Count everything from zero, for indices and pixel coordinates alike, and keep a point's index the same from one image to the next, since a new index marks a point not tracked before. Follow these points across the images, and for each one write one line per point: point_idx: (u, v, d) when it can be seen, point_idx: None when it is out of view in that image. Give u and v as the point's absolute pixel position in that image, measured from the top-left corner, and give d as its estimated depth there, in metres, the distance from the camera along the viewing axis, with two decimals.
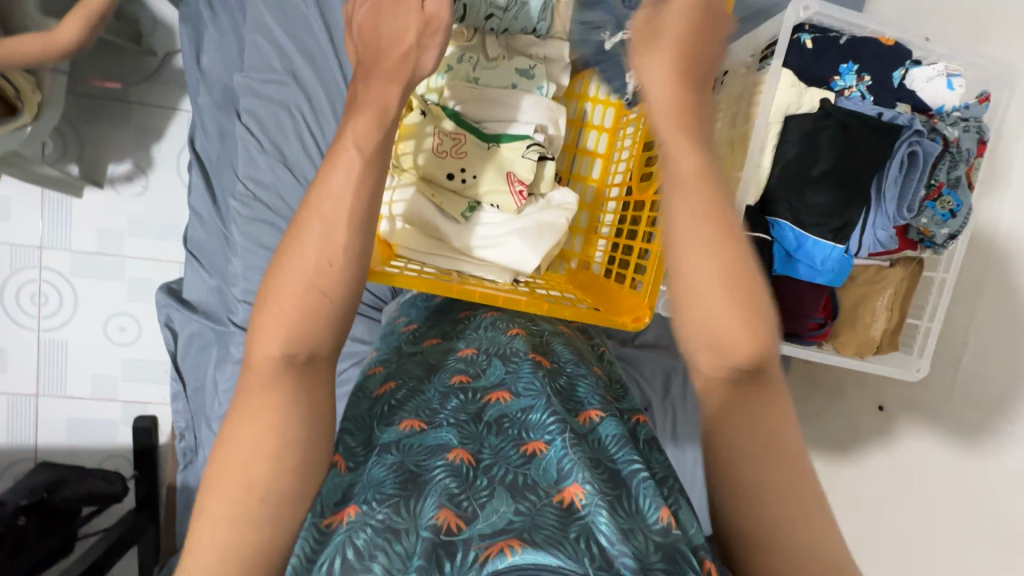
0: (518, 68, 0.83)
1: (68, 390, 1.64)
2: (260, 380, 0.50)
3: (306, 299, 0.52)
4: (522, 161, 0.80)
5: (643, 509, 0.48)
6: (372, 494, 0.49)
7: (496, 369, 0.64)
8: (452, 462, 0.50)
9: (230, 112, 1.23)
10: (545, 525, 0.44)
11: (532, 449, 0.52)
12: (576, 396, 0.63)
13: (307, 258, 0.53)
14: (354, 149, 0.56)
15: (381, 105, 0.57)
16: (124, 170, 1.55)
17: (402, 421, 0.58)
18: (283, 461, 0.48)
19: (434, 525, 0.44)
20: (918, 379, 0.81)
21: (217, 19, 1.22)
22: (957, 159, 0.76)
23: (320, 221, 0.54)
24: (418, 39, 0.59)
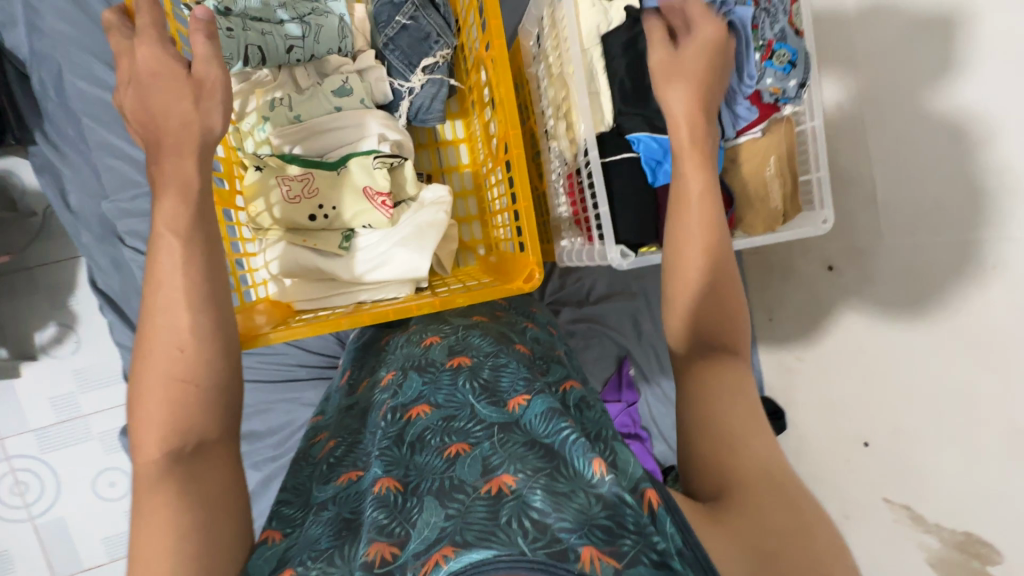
0: (332, 89, 0.78)
1: (82, 563, 1.60)
2: (144, 488, 0.47)
3: (168, 393, 0.49)
4: (375, 174, 0.76)
5: (580, 470, 0.48)
6: (307, 554, 0.48)
7: (412, 384, 0.64)
8: (379, 493, 0.51)
9: (115, 240, 1.21)
10: (475, 519, 0.43)
11: (455, 451, 0.52)
12: (500, 386, 0.61)
13: (158, 353, 0.50)
14: (167, 232, 0.51)
15: (183, 181, 0.51)
16: (51, 334, 1.52)
17: (340, 476, 0.58)
18: (190, 554, 0.45)
19: (366, 562, 0.44)
20: (828, 229, 0.81)
21: (67, 157, 1.19)
22: (774, 13, 0.77)
23: (162, 310, 0.51)
24: (198, 103, 0.52)
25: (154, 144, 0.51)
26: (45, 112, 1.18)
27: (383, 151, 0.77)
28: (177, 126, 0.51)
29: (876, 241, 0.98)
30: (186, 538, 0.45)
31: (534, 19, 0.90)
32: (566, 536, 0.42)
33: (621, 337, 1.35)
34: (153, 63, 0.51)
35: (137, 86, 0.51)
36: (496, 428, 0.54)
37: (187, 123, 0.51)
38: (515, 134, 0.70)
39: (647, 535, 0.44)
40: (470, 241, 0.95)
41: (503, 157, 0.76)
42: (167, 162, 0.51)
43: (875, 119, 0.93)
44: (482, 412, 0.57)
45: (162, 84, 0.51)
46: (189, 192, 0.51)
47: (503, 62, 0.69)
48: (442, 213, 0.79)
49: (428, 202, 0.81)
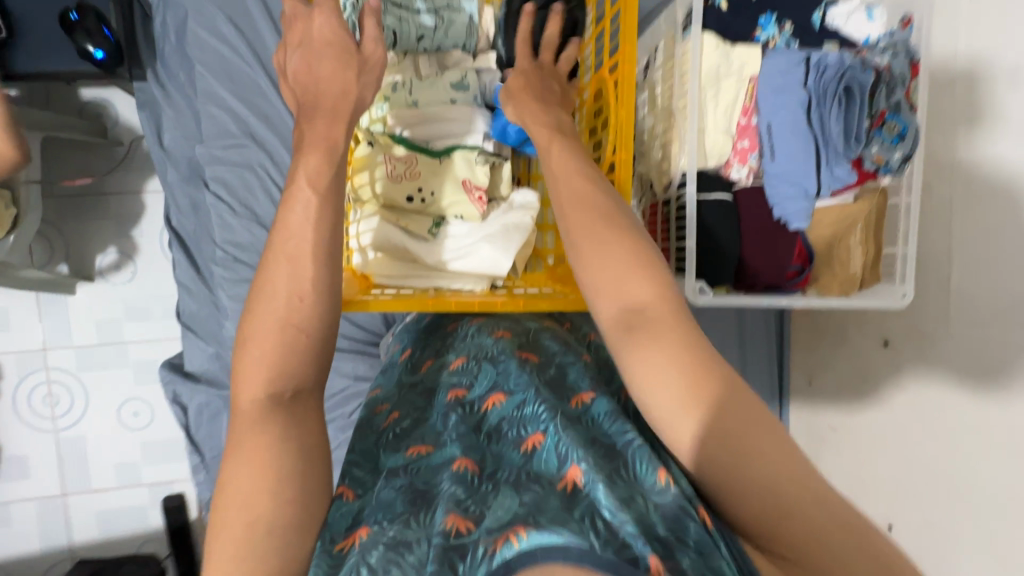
0: (450, 82, 0.81)
1: (93, 483, 1.65)
2: (246, 424, 0.50)
3: (281, 339, 0.52)
4: (476, 170, 0.80)
5: (642, 476, 0.53)
6: (382, 515, 0.51)
7: (485, 373, 0.67)
8: (457, 471, 0.53)
9: (198, 184, 1.26)
10: (548, 507, 0.46)
11: (532, 445, 0.55)
12: (567, 381, 0.65)
13: (277, 298, 0.53)
14: (307, 188, 0.54)
15: (330, 142, 0.55)
16: (111, 259, 1.58)
17: (408, 447, 0.60)
18: (283, 494, 0.48)
19: (444, 530, 0.45)
20: (907, 305, 0.81)
21: (171, 98, 1.26)
22: (892, 85, 0.78)
23: (286, 259, 0.53)
24: (359, 76, 0.56)
25: (309, 107, 0.56)
26: (161, 52, 1.25)
27: (486, 149, 0.81)
28: (336, 93, 0.55)
29: (942, 326, 0.97)
30: (280, 478, 0.49)
31: (648, 48, 0.94)
32: (633, 540, 0.43)
33: None
34: (328, 33, 0.56)
35: (307, 52, 0.55)
36: (559, 413, 0.57)
37: (344, 93, 0.56)
38: (626, 156, 0.72)
39: (709, 555, 0.46)
40: (541, 248, 0.96)
41: (604, 174, 0.78)
42: (320, 123, 0.55)
43: (964, 203, 0.91)
44: (547, 399, 0.59)
45: (332, 52, 0.55)
46: (334, 153, 0.55)
47: (628, 85, 0.70)
48: (529, 217, 0.82)
49: (517, 204, 0.83)
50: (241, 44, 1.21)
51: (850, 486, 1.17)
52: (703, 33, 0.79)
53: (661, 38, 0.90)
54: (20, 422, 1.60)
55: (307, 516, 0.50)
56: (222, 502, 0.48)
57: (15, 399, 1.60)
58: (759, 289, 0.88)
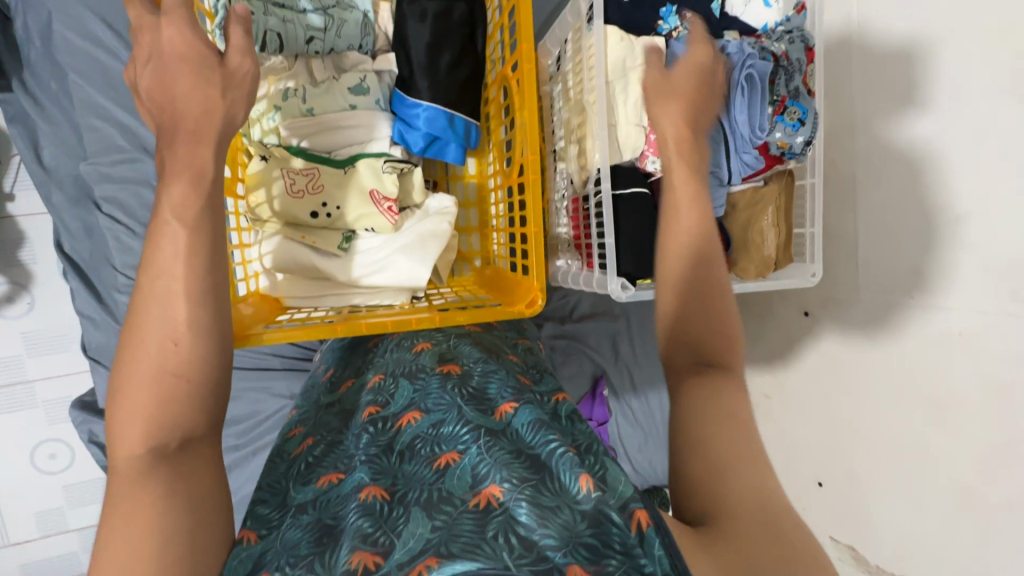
0: (348, 86, 0.76)
1: (11, 536, 1.51)
2: (120, 487, 0.46)
3: (158, 387, 0.48)
4: (384, 178, 0.75)
5: (566, 484, 0.51)
6: (285, 559, 0.48)
7: (403, 390, 0.65)
8: (364, 501, 0.51)
9: (88, 204, 1.15)
10: (463, 532, 0.45)
11: (445, 462, 0.53)
12: (489, 394, 0.63)
13: (148, 344, 0.48)
14: (172, 220, 0.49)
15: (197, 168, 0.50)
16: (1, 291, 1.42)
17: (319, 478, 0.57)
18: (167, 560, 0.44)
19: (349, 570, 0.44)
20: (816, 283, 0.83)
21: (44, 110, 1.12)
22: (791, 71, 0.81)
23: (157, 302, 0.49)
24: (225, 92, 0.51)
25: (169, 131, 0.50)
26: (25, 59, 1.11)
27: (393, 156, 0.77)
28: (198, 113, 0.50)
29: (852, 292, 1.02)
30: (158, 544, 0.44)
31: (558, 39, 0.91)
32: (552, 554, 0.44)
33: (598, 357, 1.35)
34: (181, 46, 0.50)
35: (160, 69, 0.49)
36: (482, 432, 0.56)
37: (208, 111, 0.50)
38: (534, 158, 0.70)
39: (633, 556, 0.45)
40: (466, 251, 0.94)
41: (516, 176, 0.75)
42: (183, 148, 0.50)
43: (866, 177, 0.96)
44: (469, 415, 0.59)
45: (187, 68, 0.50)
46: (204, 179, 0.50)
47: (529, 85, 0.68)
48: (445, 224, 0.78)
49: (433, 211, 0.80)
50: (121, 48, 1.09)
51: (782, 449, 1.23)
52: (606, 26, 0.79)
53: (569, 31, 0.87)
54: None
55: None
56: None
57: None
58: None
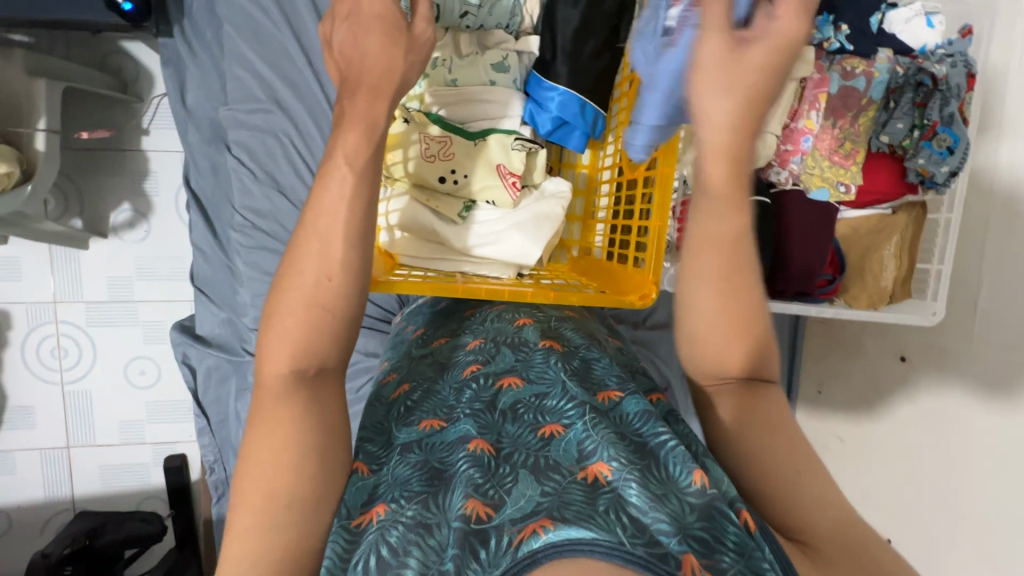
0: (491, 62, 0.79)
1: (97, 438, 1.66)
2: (270, 400, 0.51)
3: (308, 316, 0.52)
4: (512, 155, 0.78)
5: (675, 474, 0.50)
6: (399, 492, 0.51)
7: (504, 355, 0.66)
8: (474, 452, 0.53)
9: (220, 147, 1.25)
10: (573, 501, 0.46)
11: (549, 432, 0.55)
12: (593, 375, 0.64)
13: (304, 276, 0.53)
14: (343, 165, 0.54)
15: (370, 121, 0.54)
16: (125, 217, 1.56)
17: (420, 421, 0.60)
18: (305, 466, 0.49)
19: (463, 515, 0.46)
20: (936, 323, 0.79)
21: (196, 57, 1.23)
22: (948, 96, 0.74)
23: (317, 238, 0.54)
24: (406, 55, 0.55)
25: (352, 83, 0.54)
26: (189, 9, 1.22)
27: (522, 134, 0.79)
28: (382, 70, 0.54)
29: (961, 344, 0.96)
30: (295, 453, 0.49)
31: None
32: (666, 540, 0.43)
33: (666, 369, 1.33)
34: (378, 8, 0.54)
35: (356, 26, 0.53)
36: (587, 409, 0.56)
37: (389, 70, 0.54)
38: (669, 153, 0.70)
39: (751, 558, 0.44)
40: (566, 239, 0.95)
41: (642, 169, 0.76)
42: (361, 101, 0.54)
43: (999, 226, 0.89)
44: (573, 391, 0.59)
45: (379, 28, 0.54)
46: (374, 132, 0.54)
47: None
48: (560, 207, 0.80)
49: (549, 193, 0.82)
50: (272, 7, 1.18)
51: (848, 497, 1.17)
52: None
53: None
54: (29, 373, 1.60)
55: (329, 492, 0.50)
56: (242, 475, 0.49)
57: (23, 351, 1.59)
58: (790, 294, 0.85)
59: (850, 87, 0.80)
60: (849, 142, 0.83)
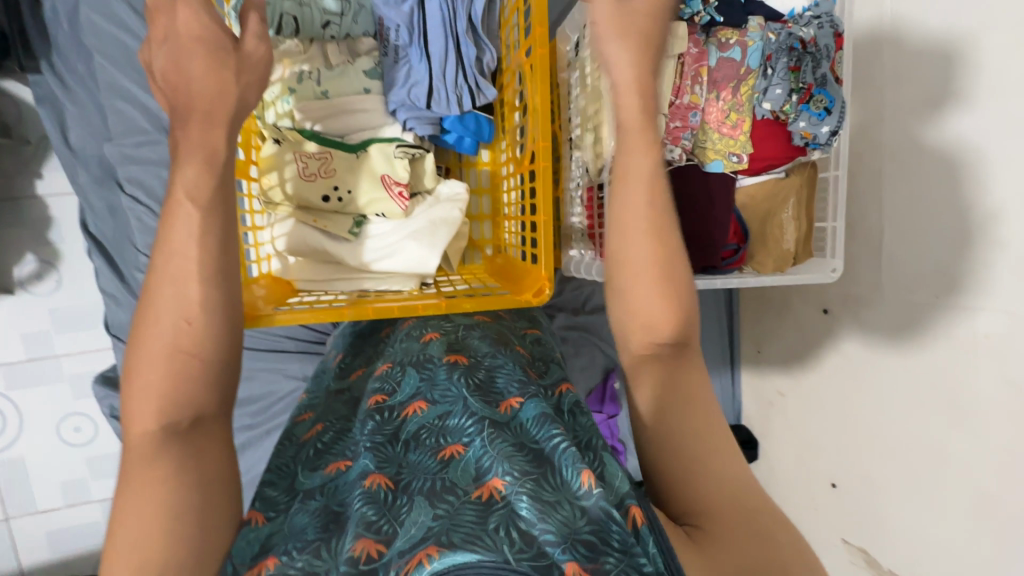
0: (364, 70, 0.77)
1: (39, 504, 1.58)
2: (139, 458, 0.46)
3: (171, 366, 0.49)
4: (395, 163, 0.75)
5: (567, 479, 0.49)
6: (292, 544, 0.48)
7: (410, 379, 0.63)
8: (369, 488, 0.50)
9: (113, 186, 1.17)
10: (463, 522, 0.44)
11: (450, 454, 0.52)
12: (496, 386, 0.62)
13: (160, 324, 0.49)
14: (186, 201, 0.50)
15: (209, 150, 0.50)
16: (30, 268, 1.46)
17: (328, 465, 0.57)
18: (186, 528, 0.45)
19: (351, 558, 0.44)
20: (836, 279, 0.81)
21: (71, 92, 1.15)
22: (818, 57, 0.77)
23: (170, 282, 0.50)
24: (239, 76, 0.51)
25: (182, 112, 0.50)
26: (53, 42, 1.13)
27: (407, 140, 0.77)
28: (213, 94, 0.50)
29: (872, 292, 0.99)
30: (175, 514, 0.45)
31: (574, 24, 0.88)
32: (550, 551, 0.43)
33: (611, 350, 1.34)
34: (197, 27, 0.50)
35: (176, 49, 0.49)
36: (487, 423, 0.54)
37: (222, 93, 0.51)
38: (546, 146, 0.69)
39: (633, 555, 0.44)
40: (478, 239, 0.94)
41: (529, 164, 0.75)
42: (195, 129, 0.50)
43: (894, 174, 0.92)
44: (474, 406, 0.57)
45: (203, 50, 0.50)
46: (215, 161, 0.50)
47: (543, 71, 0.67)
48: (457, 210, 0.78)
49: (444, 197, 0.80)
50: (143, 31, 1.11)
51: (795, 448, 1.22)
52: None
53: (586, 16, 0.84)
54: None
55: (211, 549, 0.47)
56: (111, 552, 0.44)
57: None
58: (697, 270, 0.86)
59: (726, 58, 0.81)
60: (735, 112, 0.83)
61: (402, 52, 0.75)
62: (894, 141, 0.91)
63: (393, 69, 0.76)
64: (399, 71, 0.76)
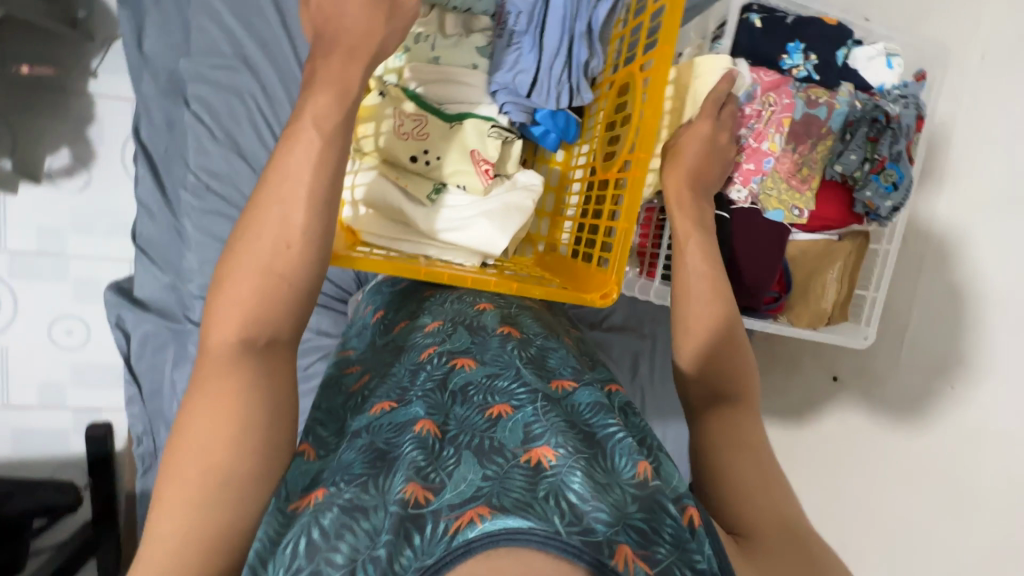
0: (477, 47, 0.80)
1: (11, 398, 1.53)
2: (216, 366, 0.51)
3: (263, 284, 0.52)
4: (488, 141, 0.78)
5: (619, 466, 0.52)
6: (340, 476, 0.50)
7: (461, 337, 0.67)
8: (419, 434, 0.52)
9: (178, 101, 1.18)
10: (513, 487, 0.45)
11: (498, 412, 0.54)
12: (549, 365, 0.66)
13: (262, 242, 0.53)
14: (312, 127, 0.53)
15: (344, 84, 0.54)
16: (63, 163, 1.44)
17: (373, 406, 0.59)
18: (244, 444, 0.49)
19: (402, 499, 0.46)
20: (866, 344, 0.87)
21: (158, 1, 1.15)
22: (898, 134, 0.80)
23: (278, 202, 0.53)
24: (387, 22, 0.55)
25: (327, 41, 0.54)
26: None
27: (500, 122, 0.80)
28: (362, 31, 0.54)
29: (888, 370, 1.03)
30: (240, 425, 0.49)
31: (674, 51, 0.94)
32: (600, 529, 0.43)
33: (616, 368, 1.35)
34: None
35: None
36: (541, 396, 0.56)
37: (368, 34, 0.55)
38: (643, 157, 0.71)
39: (686, 549, 0.46)
40: (533, 233, 0.95)
41: (615, 170, 0.78)
42: (336, 61, 0.54)
43: (933, 264, 0.96)
44: (526, 377, 0.60)
45: None
46: (345, 95, 0.54)
47: (658, 83, 0.69)
48: (530, 200, 0.80)
49: (520, 184, 0.82)
50: None
51: None
52: (716, 57, 0.79)
53: (688, 46, 0.91)
54: None
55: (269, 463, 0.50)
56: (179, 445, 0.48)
57: None
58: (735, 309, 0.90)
59: (812, 115, 0.82)
60: (807, 167, 0.86)
61: (512, 41, 0.79)
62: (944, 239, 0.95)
63: (504, 52, 0.79)
64: (509, 55, 0.78)
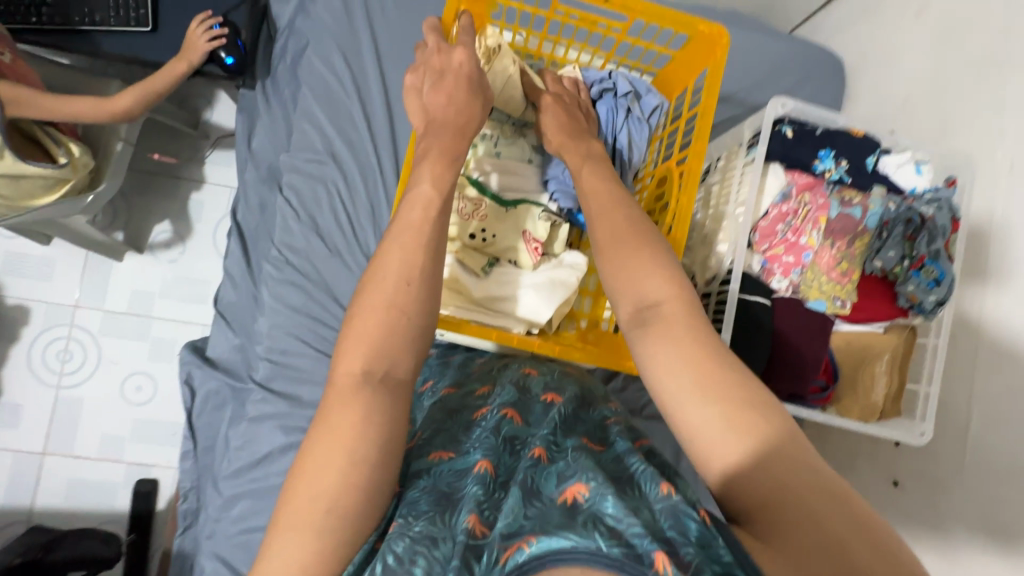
0: (532, 145, 0.96)
1: (75, 449, 1.60)
2: (342, 396, 0.54)
3: (388, 320, 0.58)
4: (538, 224, 0.91)
5: (646, 489, 0.53)
6: (408, 509, 0.54)
7: (507, 394, 0.71)
8: (479, 473, 0.56)
9: (272, 187, 1.37)
10: (553, 517, 0.48)
11: (537, 456, 0.58)
12: (590, 424, 0.68)
13: (387, 281, 0.59)
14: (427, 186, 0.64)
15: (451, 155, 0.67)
16: (165, 237, 1.65)
17: (432, 452, 0.63)
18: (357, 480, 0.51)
19: (466, 529, 0.50)
20: (924, 442, 0.83)
21: (271, 110, 1.39)
22: (934, 233, 0.83)
23: (400, 251, 0.60)
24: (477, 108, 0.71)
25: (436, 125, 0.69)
26: (273, 71, 1.39)
27: (549, 208, 0.92)
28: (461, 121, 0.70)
29: (953, 476, 0.96)
30: (356, 460, 0.51)
31: (711, 155, 1.05)
32: (639, 540, 0.44)
33: None
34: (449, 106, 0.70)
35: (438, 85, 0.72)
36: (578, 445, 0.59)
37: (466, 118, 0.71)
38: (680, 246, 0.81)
39: (711, 546, 0.47)
40: (577, 310, 1.00)
41: None
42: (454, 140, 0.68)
43: (987, 364, 0.94)
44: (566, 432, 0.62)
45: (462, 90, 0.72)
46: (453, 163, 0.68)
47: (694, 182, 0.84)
48: (575, 276, 0.89)
49: (566, 263, 0.91)
50: (346, 77, 1.34)
51: None
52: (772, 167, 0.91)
53: (724, 150, 1.01)
54: (29, 372, 1.60)
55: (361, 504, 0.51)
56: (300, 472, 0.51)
57: (31, 350, 1.61)
58: (783, 396, 0.90)
59: (848, 214, 0.90)
60: (846, 261, 0.91)
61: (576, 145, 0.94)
62: (994, 340, 0.93)
63: None
64: None
